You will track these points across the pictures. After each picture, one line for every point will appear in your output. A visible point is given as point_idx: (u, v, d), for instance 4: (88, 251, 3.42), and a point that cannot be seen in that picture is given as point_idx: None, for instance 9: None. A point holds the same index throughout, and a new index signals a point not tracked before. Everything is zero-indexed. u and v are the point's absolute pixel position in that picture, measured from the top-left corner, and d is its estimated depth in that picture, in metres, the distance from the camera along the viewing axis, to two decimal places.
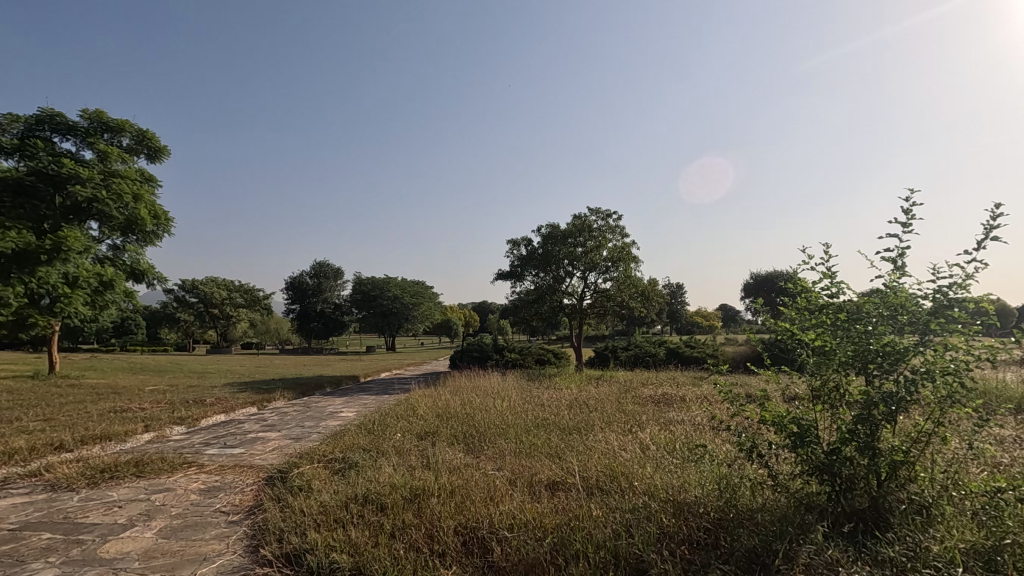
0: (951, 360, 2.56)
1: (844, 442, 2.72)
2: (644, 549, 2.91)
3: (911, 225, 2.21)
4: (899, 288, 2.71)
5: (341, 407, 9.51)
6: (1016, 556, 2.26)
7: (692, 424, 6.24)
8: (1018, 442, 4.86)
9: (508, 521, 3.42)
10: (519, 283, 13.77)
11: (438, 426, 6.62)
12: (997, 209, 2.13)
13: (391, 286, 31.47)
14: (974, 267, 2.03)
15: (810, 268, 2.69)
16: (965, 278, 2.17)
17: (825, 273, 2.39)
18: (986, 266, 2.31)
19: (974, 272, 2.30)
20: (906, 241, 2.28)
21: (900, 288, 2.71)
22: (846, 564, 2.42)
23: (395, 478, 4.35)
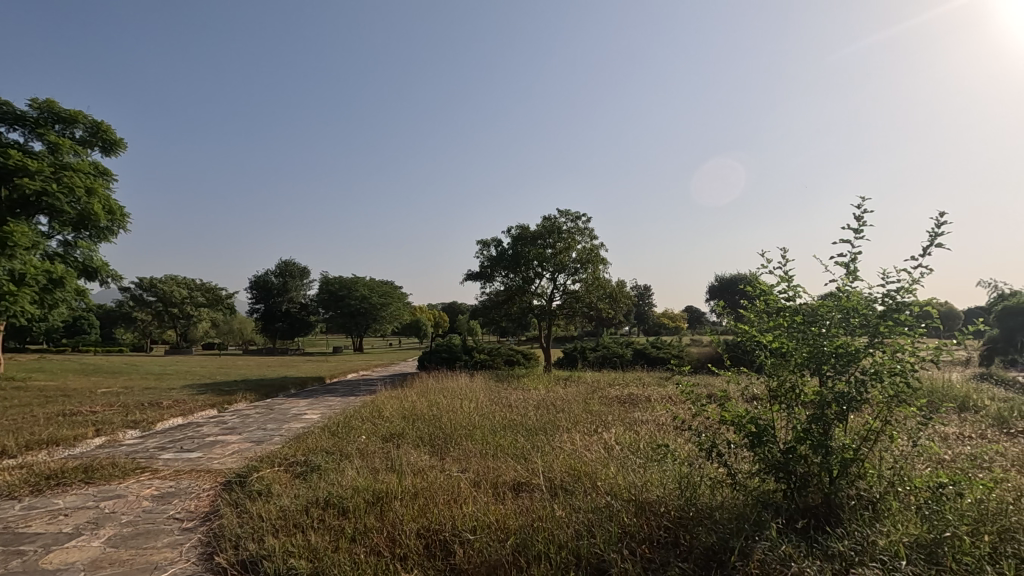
0: (897, 361, 2.68)
1: (799, 441, 2.80)
2: (605, 548, 2.93)
3: (863, 231, 2.30)
4: (852, 291, 2.82)
5: (305, 409, 9.33)
6: (955, 549, 2.38)
7: (657, 424, 6.34)
8: (959, 439, 5.13)
9: (471, 523, 3.41)
10: (488, 284, 13.76)
11: (404, 429, 6.54)
12: (942, 217, 2.23)
13: (359, 285, 30.95)
14: (921, 273, 2.13)
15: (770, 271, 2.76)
16: (913, 281, 2.26)
17: (782, 276, 2.46)
18: (930, 272, 2.43)
19: (921, 278, 2.41)
20: (858, 247, 2.37)
21: (853, 291, 2.82)
22: (798, 559, 2.50)
23: (358, 481, 4.29)
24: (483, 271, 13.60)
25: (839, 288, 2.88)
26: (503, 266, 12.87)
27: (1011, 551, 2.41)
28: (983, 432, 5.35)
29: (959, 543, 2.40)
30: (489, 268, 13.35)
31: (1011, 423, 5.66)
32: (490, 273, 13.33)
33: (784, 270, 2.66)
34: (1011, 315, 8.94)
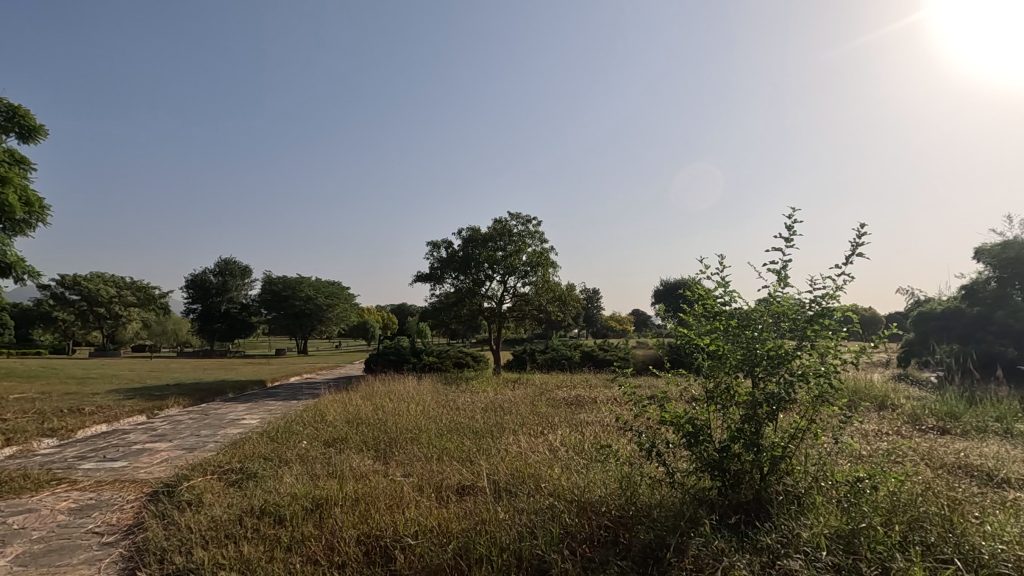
0: (821, 362, 2.85)
1: (732, 440, 2.93)
2: (547, 549, 2.96)
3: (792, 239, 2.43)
4: (782, 296, 2.97)
5: (243, 414, 8.94)
6: (870, 539, 2.55)
7: (602, 426, 6.46)
8: (876, 435, 5.49)
9: (413, 527, 3.36)
10: (438, 285, 13.64)
11: (347, 433, 6.39)
12: (862, 228, 2.39)
13: (305, 285, 29.98)
14: (843, 280, 2.27)
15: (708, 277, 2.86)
16: (837, 288, 2.40)
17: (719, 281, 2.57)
18: (852, 279, 2.59)
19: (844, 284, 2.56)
20: (788, 255, 2.50)
21: (783, 296, 2.97)
22: (729, 554, 2.60)
23: (296, 487, 4.15)
24: (433, 273, 13.46)
25: (770, 294, 3.03)
26: (453, 267, 12.79)
27: (918, 539, 2.60)
28: (898, 429, 5.75)
29: (872, 533, 2.57)
30: (438, 270, 13.25)
31: (923, 420, 6.12)
32: (440, 274, 13.22)
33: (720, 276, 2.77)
34: (925, 320, 9.50)
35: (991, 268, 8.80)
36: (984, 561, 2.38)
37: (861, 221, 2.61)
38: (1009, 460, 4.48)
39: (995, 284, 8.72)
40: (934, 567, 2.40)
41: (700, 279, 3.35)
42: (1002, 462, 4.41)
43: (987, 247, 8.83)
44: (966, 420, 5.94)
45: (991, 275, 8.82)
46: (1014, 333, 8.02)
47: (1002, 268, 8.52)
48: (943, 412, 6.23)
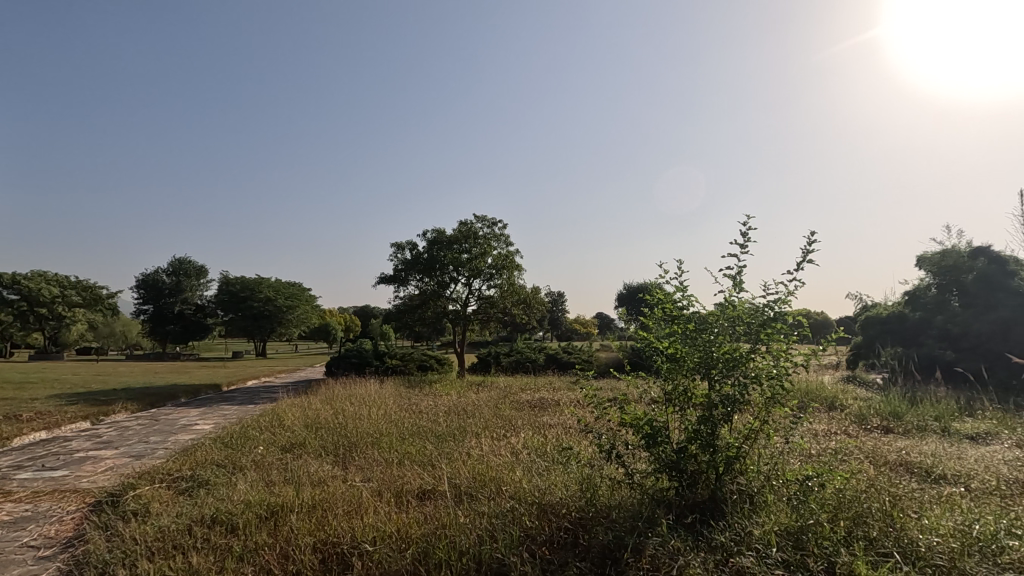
0: (773, 365, 2.96)
1: (690, 441, 3.00)
2: (507, 552, 2.96)
3: (747, 246, 2.52)
4: (737, 301, 3.07)
5: (196, 419, 8.62)
6: (817, 536, 2.65)
7: (565, 428, 6.50)
8: (826, 435, 5.72)
9: (371, 533, 3.30)
10: (402, 288, 13.48)
11: (306, 438, 6.24)
12: (813, 236, 2.49)
13: (264, 285, 29.15)
14: (794, 286, 2.37)
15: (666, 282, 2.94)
16: (789, 293, 2.50)
17: (679, 286, 2.63)
18: (802, 285, 2.70)
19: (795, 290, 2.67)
20: (744, 261, 2.59)
21: (737, 301, 3.07)
22: (685, 552, 2.66)
23: (250, 494, 4.02)
24: (397, 275, 13.30)
25: (726, 298, 3.12)
26: (417, 269, 12.67)
27: (862, 534, 2.72)
28: (846, 429, 5.99)
29: (820, 530, 2.67)
30: (403, 272, 13.10)
31: (869, 420, 6.39)
32: (404, 277, 13.07)
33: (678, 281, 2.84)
34: (872, 324, 9.93)
35: (932, 275, 9.30)
36: (920, 553, 2.51)
37: (811, 228, 2.72)
38: (946, 457, 4.73)
39: (935, 289, 9.23)
40: (875, 561, 2.51)
41: (660, 283, 3.43)
42: (939, 459, 4.66)
43: (928, 255, 9.33)
44: (908, 419, 6.24)
45: (932, 282, 9.31)
46: (952, 336, 8.47)
47: (942, 275, 9.00)
48: (887, 412, 6.53)
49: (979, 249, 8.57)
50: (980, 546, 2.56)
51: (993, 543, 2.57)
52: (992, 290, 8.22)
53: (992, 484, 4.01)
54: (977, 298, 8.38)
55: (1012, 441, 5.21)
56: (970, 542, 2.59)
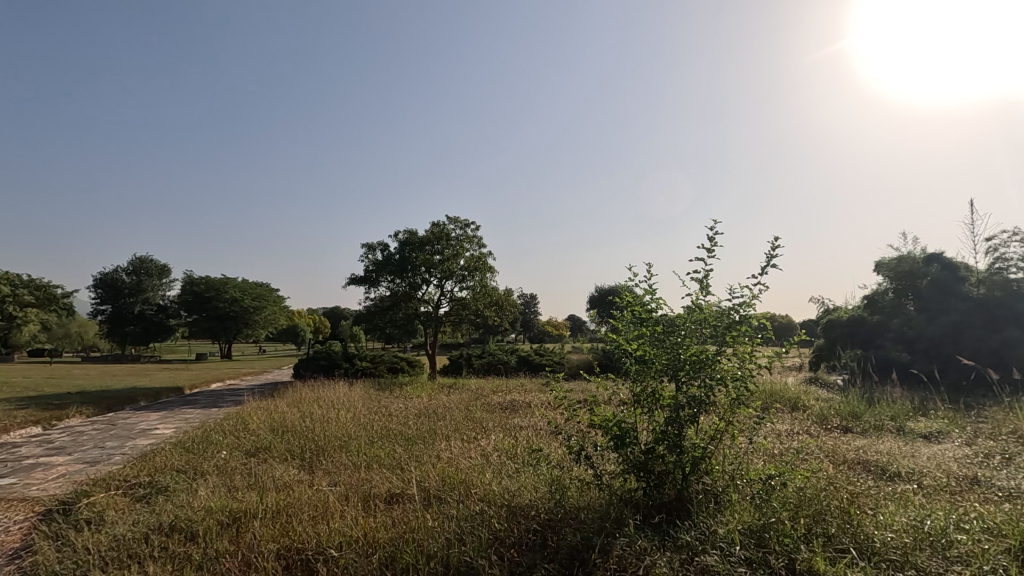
0: (738, 367, 3.03)
1: (657, 442, 3.04)
2: (475, 555, 2.94)
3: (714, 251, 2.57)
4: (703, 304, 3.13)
5: (155, 424, 8.32)
6: (779, 533, 2.72)
7: (535, 431, 6.51)
8: (788, 435, 5.88)
9: (337, 538, 3.25)
10: (373, 289, 13.31)
11: (271, 442, 6.09)
12: (776, 241, 2.56)
13: (230, 286, 28.40)
14: (758, 290, 2.43)
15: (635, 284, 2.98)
16: (753, 296, 2.57)
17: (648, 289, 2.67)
18: (765, 289, 2.77)
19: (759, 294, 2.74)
20: (710, 265, 2.64)
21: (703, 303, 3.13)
22: (651, 552, 2.69)
23: (212, 500, 3.90)
24: (368, 276, 13.13)
25: (692, 301, 3.18)
26: (389, 271, 12.53)
27: (821, 530, 2.80)
28: (808, 429, 6.16)
29: (781, 528, 2.74)
30: (373, 273, 12.94)
31: (829, 420, 6.59)
32: (375, 278, 12.91)
33: (647, 284, 2.87)
34: (834, 327, 10.25)
35: (889, 280, 9.68)
36: (876, 549, 2.60)
37: (773, 233, 2.79)
38: (901, 456, 4.91)
39: (892, 293, 9.62)
40: (834, 557, 2.59)
41: (630, 286, 3.46)
42: (894, 458, 4.83)
43: (886, 261, 9.70)
44: (866, 419, 6.45)
45: (889, 287, 9.69)
46: (908, 339, 8.78)
47: (898, 280, 9.36)
48: (846, 413, 6.74)
49: (932, 255, 8.95)
50: (931, 541, 2.67)
51: (943, 538, 2.68)
52: (944, 294, 8.59)
53: (943, 481, 4.18)
54: (931, 302, 8.74)
55: (962, 440, 5.44)
56: (922, 537, 2.69)
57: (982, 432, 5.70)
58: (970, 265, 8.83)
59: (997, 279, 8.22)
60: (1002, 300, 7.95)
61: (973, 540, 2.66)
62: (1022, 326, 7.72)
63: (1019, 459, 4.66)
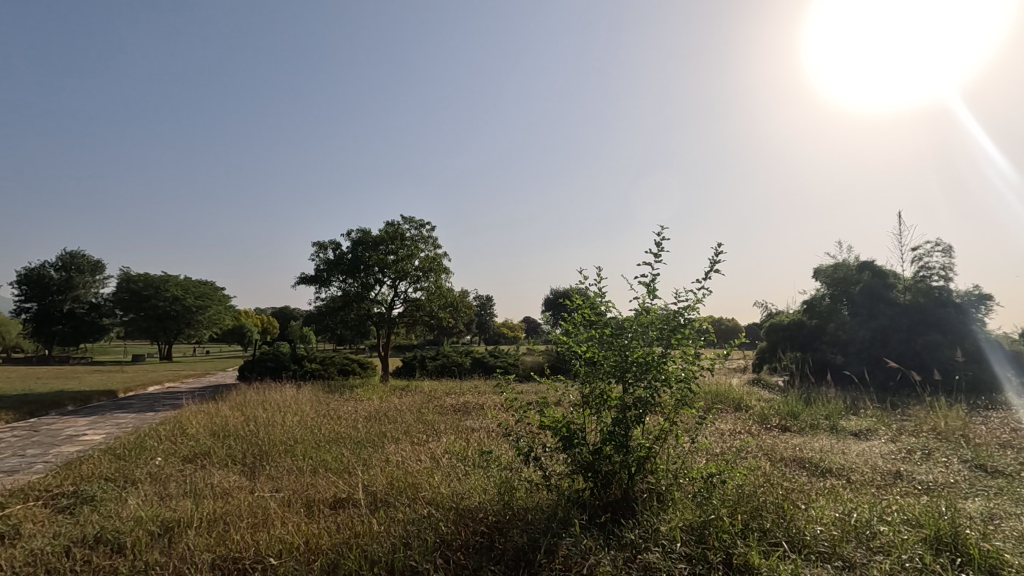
0: (682, 369, 3.13)
1: (604, 442, 3.09)
2: (421, 559, 2.90)
3: (661, 255, 2.65)
4: (650, 307, 3.21)
5: (83, 429, 7.82)
6: (717, 529, 2.81)
7: (487, 432, 6.51)
8: (730, 433, 6.10)
9: (277, 546, 3.14)
10: (323, 289, 12.97)
11: (211, 447, 5.83)
12: (721, 247, 2.66)
13: (171, 283, 27.03)
14: (703, 293, 2.51)
15: (586, 287, 3.01)
16: (698, 300, 2.65)
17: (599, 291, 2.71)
18: (710, 292, 2.86)
19: (703, 298, 2.83)
20: (658, 268, 2.71)
21: (650, 307, 3.21)
22: (596, 551, 2.73)
23: (142, 510, 3.70)
24: (319, 275, 12.79)
25: (640, 305, 3.26)
26: (340, 270, 12.25)
27: (757, 526, 2.90)
28: (749, 428, 6.42)
29: (720, 524, 2.83)
30: (325, 272, 12.62)
31: (769, 420, 6.88)
32: (327, 277, 12.59)
33: (597, 286, 2.92)
34: (775, 331, 10.68)
35: (826, 286, 10.14)
36: (806, 542, 2.73)
37: (717, 239, 2.88)
38: (833, 453, 5.19)
39: (829, 298, 9.97)
40: (768, 551, 2.70)
41: (581, 288, 3.51)
42: (826, 455, 5.10)
43: (824, 268, 10.20)
44: (802, 418, 6.77)
45: (826, 292, 10.10)
46: (842, 342, 9.26)
47: (834, 285, 9.84)
48: (785, 412, 7.04)
49: (865, 263, 9.49)
50: (856, 533, 2.83)
51: (868, 530, 2.84)
52: (875, 300, 9.11)
53: (870, 476, 4.44)
54: (862, 307, 9.24)
55: (887, 437, 5.80)
56: (849, 529, 2.85)
57: (906, 429, 6.08)
58: (898, 273, 9.42)
59: (921, 286, 8.82)
60: (925, 306, 8.61)
61: (894, 530, 2.82)
62: (942, 331, 8.37)
63: (937, 454, 5.00)
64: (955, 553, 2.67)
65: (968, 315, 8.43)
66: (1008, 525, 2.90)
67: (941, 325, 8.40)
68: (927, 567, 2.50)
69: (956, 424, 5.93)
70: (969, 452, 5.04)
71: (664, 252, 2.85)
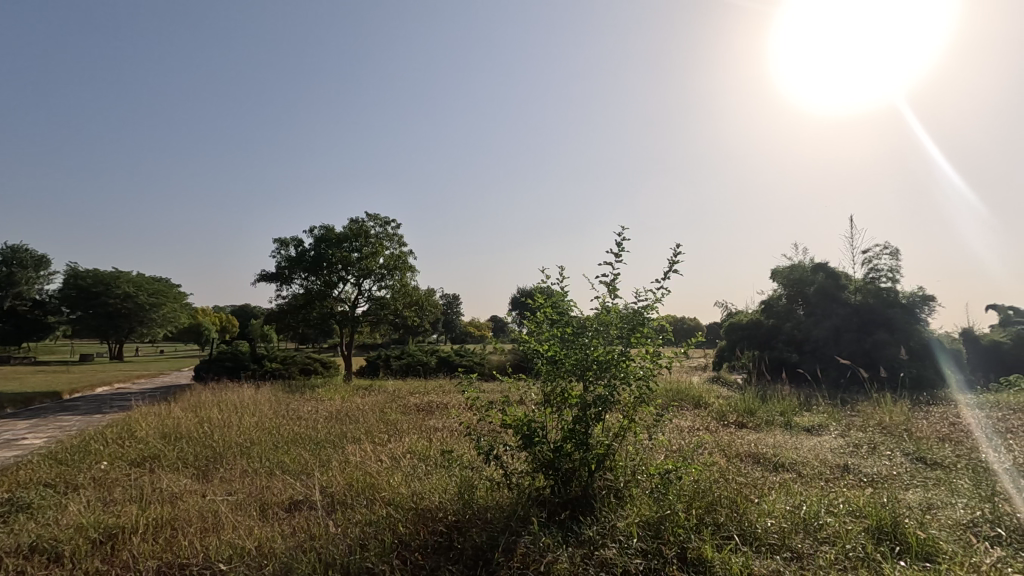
0: (642, 367, 3.17)
1: (565, 440, 3.10)
2: (377, 560, 2.85)
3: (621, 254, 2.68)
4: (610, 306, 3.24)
5: (22, 433, 7.40)
6: (673, 525, 2.86)
7: (451, 432, 6.46)
8: (689, 430, 6.23)
9: (227, 551, 3.04)
10: (284, 286, 12.65)
11: (161, 449, 5.60)
12: (680, 248, 2.71)
13: (123, 280, 25.90)
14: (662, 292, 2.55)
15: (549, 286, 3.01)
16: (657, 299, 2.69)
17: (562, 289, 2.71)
18: (668, 292, 2.91)
19: (662, 298, 2.88)
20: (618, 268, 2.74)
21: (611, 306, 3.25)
22: (554, 548, 2.74)
23: (84, 516, 3.53)
24: (280, 273, 12.47)
25: (601, 304, 3.28)
26: (302, 267, 11.96)
27: (711, 520, 2.96)
28: (707, 425, 6.57)
29: (675, 519, 2.89)
30: (286, 269, 12.30)
31: (727, 416, 7.06)
32: (288, 275, 12.28)
33: (559, 285, 2.93)
34: (735, 330, 10.93)
35: (782, 288, 10.45)
36: (757, 535, 2.81)
37: (675, 240, 2.93)
38: (786, 448, 5.36)
39: (786, 299, 10.30)
40: (721, 544, 2.77)
41: (545, 287, 3.51)
42: (780, 450, 5.26)
43: (780, 270, 10.52)
44: (759, 415, 6.97)
45: (782, 293, 10.42)
46: (798, 341, 9.55)
47: (790, 286, 10.16)
48: (742, 409, 7.23)
49: (819, 265, 9.83)
50: (805, 524, 2.92)
51: (815, 521, 2.94)
52: (828, 300, 9.45)
53: (819, 469, 4.61)
54: (816, 307, 9.57)
55: (837, 432, 6.03)
56: (798, 521, 2.94)
57: (854, 424, 6.34)
58: (849, 274, 9.81)
59: (871, 287, 9.19)
60: (875, 306, 9.00)
61: (840, 521, 2.93)
62: (890, 330, 8.74)
63: (882, 448, 5.23)
64: (894, 541, 2.79)
65: (913, 315, 8.86)
66: (943, 513, 3.06)
67: (890, 324, 8.78)
68: (868, 555, 2.61)
69: (900, 419, 6.23)
70: (911, 445, 5.28)
71: (624, 254, 2.89)
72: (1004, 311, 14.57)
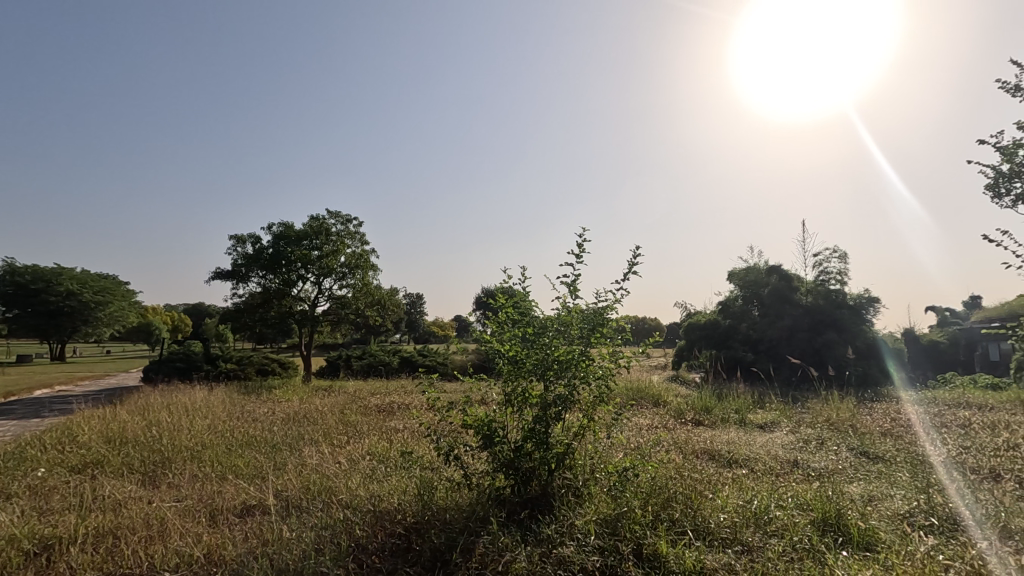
0: (601, 366, 3.20)
1: (525, 439, 3.10)
2: (332, 564, 2.80)
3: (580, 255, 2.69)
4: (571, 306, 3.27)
5: None
6: (630, 522, 2.91)
7: (412, 433, 6.38)
8: (649, 428, 6.35)
9: (174, 559, 2.92)
10: (241, 285, 12.26)
11: (104, 455, 5.34)
12: (638, 248, 2.74)
13: (66, 277, 24.59)
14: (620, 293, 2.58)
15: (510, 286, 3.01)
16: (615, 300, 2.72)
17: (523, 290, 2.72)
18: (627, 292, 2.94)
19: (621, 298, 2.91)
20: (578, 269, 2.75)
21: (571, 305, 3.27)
22: (512, 548, 2.74)
23: (17, 527, 3.32)
24: (236, 271, 12.08)
25: (562, 304, 3.30)
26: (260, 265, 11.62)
27: (667, 516, 3.03)
28: (666, 423, 6.71)
29: (632, 516, 2.94)
30: (242, 267, 11.93)
31: (685, 414, 7.22)
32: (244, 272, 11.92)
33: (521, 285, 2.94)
34: (693, 330, 11.20)
35: (739, 289, 10.78)
36: (710, 530, 2.88)
37: (634, 241, 2.95)
38: (740, 444, 5.52)
39: (742, 300, 10.62)
40: (675, 539, 2.83)
41: (507, 288, 3.52)
42: (734, 446, 5.42)
43: (737, 271, 10.84)
44: (715, 413, 7.15)
45: (738, 294, 10.75)
46: (752, 340, 9.87)
47: (746, 287, 10.48)
48: (700, 407, 7.41)
49: (773, 267, 10.18)
50: (756, 518, 3.01)
51: (766, 515, 3.03)
52: (781, 301, 9.80)
53: (770, 465, 4.77)
54: (770, 308, 9.90)
55: (788, 428, 6.25)
56: (749, 516, 3.03)
57: (804, 421, 6.59)
58: (801, 276, 10.19)
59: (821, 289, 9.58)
60: (825, 307, 9.38)
61: (788, 514, 3.04)
62: (838, 330, 9.13)
63: (829, 443, 5.46)
64: (838, 533, 2.91)
65: (859, 316, 9.28)
66: (883, 505, 3.21)
67: (838, 325, 9.17)
68: (814, 547, 2.72)
69: (846, 415, 6.50)
70: (855, 440, 5.53)
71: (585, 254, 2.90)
72: (941, 312, 15.45)
